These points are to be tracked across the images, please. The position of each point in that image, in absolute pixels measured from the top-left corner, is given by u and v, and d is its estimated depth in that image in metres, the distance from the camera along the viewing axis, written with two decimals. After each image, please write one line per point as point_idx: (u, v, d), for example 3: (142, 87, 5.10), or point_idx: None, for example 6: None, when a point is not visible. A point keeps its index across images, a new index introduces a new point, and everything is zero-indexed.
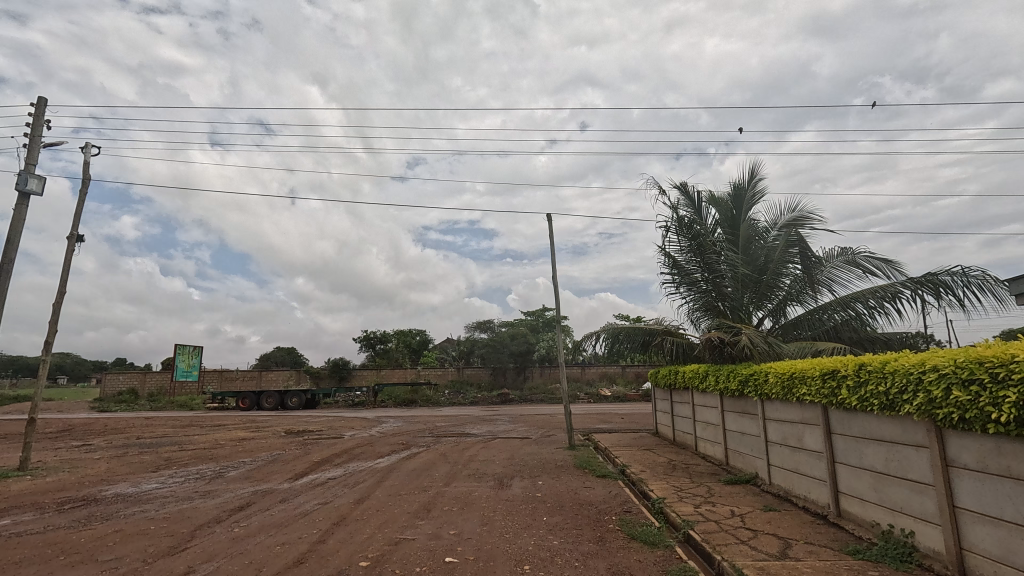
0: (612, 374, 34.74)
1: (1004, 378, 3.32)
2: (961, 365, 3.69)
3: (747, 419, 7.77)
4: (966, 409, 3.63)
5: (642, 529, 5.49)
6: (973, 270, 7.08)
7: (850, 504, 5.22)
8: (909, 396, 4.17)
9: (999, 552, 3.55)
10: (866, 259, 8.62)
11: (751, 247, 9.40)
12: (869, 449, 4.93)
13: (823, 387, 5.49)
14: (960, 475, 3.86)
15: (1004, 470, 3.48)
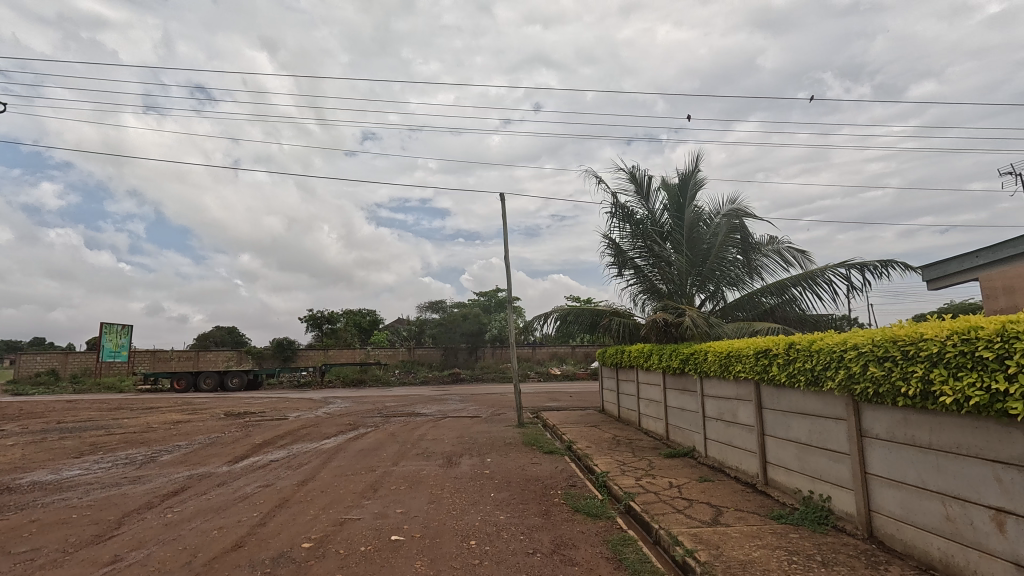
0: (562, 355, 35.42)
1: (912, 355, 3.62)
2: (878, 344, 3.98)
3: (688, 396, 8.13)
4: (879, 383, 3.93)
5: (585, 502, 5.68)
6: (894, 261, 7.65)
7: (776, 473, 5.61)
8: (831, 372, 4.49)
9: (901, 512, 3.92)
10: (790, 251, 9.20)
11: (694, 235, 9.77)
12: (794, 423, 5.29)
13: (756, 364, 5.82)
14: (872, 444, 4.20)
15: (909, 439, 3.82)
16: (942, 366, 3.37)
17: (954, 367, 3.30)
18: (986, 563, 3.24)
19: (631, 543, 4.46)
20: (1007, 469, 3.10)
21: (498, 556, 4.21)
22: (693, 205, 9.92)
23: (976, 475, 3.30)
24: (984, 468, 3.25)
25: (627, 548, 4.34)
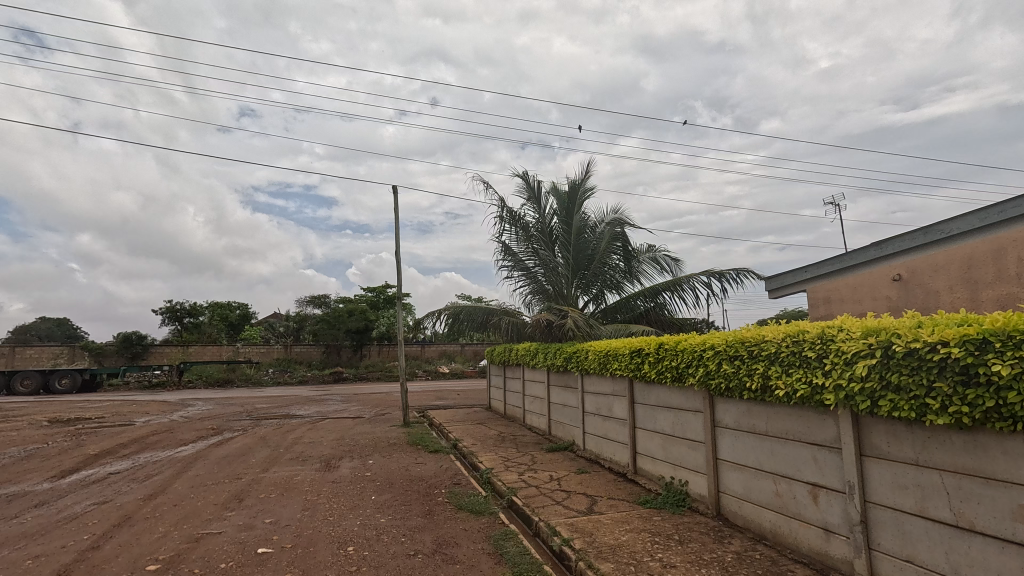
0: (451, 353, 35.30)
1: (756, 354, 4.17)
2: (730, 344, 4.52)
3: (569, 392, 8.56)
4: (730, 379, 4.47)
5: (469, 499, 5.71)
6: (746, 272, 8.75)
7: (643, 462, 6.12)
8: (692, 370, 5.01)
9: (742, 491, 4.50)
10: (665, 259, 10.08)
11: (581, 240, 10.28)
12: (660, 416, 5.82)
13: (630, 362, 6.30)
14: (722, 433, 4.76)
15: (751, 427, 4.39)
16: (777, 364, 3.92)
17: (785, 365, 3.85)
18: (803, 531, 3.84)
19: (512, 536, 4.57)
20: (822, 450, 3.70)
21: (377, 561, 4.07)
22: (580, 212, 10.44)
23: (799, 456, 3.89)
24: (805, 450, 3.83)
25: (508, 542, 4.45)
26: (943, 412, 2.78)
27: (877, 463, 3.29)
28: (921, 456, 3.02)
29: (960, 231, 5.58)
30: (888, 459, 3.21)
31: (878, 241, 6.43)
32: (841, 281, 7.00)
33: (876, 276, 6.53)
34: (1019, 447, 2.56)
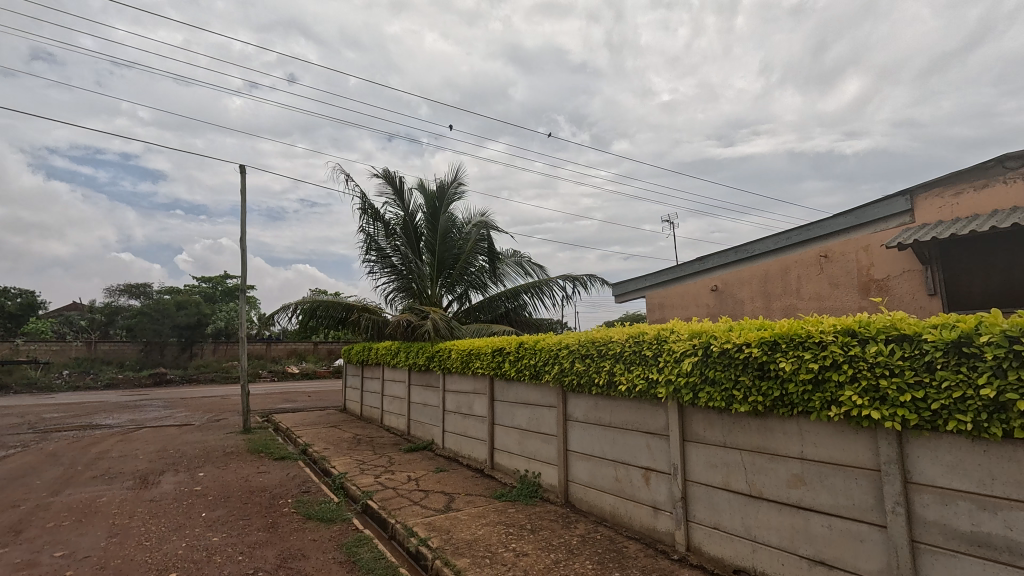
0: (302, 352, 32.68)
1: (603, 352, 4.58)
2: (582, 344, 4.89)
3: (430, 391, 8.51)
4: (581, 376, 4.85)
5: (319, 507, 5.36)
6: (596, 277, 9.56)
7: (500, 457, 6.35)
8: (548, 367, 5.33)
9: (587, 479, 4.91)
10: (529, 264, 10.55)
11: (446, 239, 10.27)
12: (518, 412, 6.08)
13: (492, 360, 6.49)
14: (572, 426, 5.15)
15: (597, 420, 4.81)
16: (621, 362, 4.35)
17: (628, 362, 4.30)
18: (637, 511, 4.32)
19: (366, 542, 4.40)
20: (654, 438, 4.20)
21: None
22: (447, 212, 10.41)
23: (636, 444, 4.36)
24: (641, 439, 4.31)
25: (362, 548, 4.27)
26: (745, 401, 3.34)
27: (696, 447, 3.83)
28: (728, 439, 3.60)
29: (760, 252, 6.78)
30: (704, 442, 3.77)
31: (702, 257, 7.51)
32: (672, 289, 8.02)
33: (699, 287, 7.61)
34: (795, 427, 3.19)
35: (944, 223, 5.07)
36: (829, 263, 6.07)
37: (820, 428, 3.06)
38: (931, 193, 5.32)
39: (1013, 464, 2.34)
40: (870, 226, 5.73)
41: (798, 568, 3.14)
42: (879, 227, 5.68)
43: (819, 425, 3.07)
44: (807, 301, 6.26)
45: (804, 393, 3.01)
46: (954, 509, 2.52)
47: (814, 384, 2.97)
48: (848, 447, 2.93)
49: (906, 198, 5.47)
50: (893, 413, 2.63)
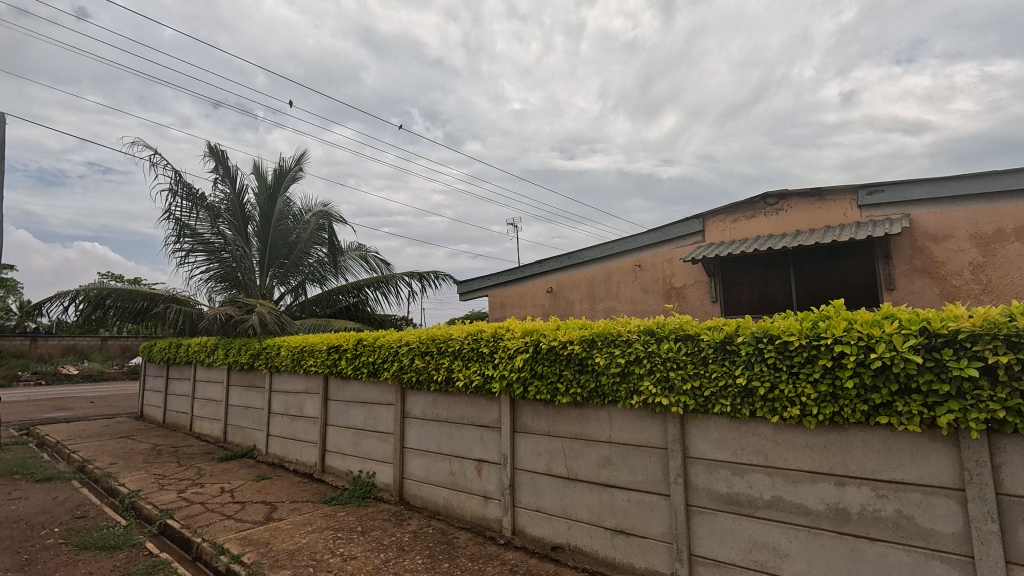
0: (84, 349, 26.87)
1: (443, 349, 4.66)
2: (422, 340, 4.90)
3: (253, 392, 7.70)
4: (420, 373, 4.86)
5: (100, 533, 4.50)
6: (443, 276, 9.62)
7: (332, 459, 6.03)
8: (387, 364, 5.24)
9: (422, 475, 4.94)
10: (374, 258, 10.18)
11: (281, 226, 9.45)
12: (353, 411, 5.84)
13: (327, 358, 6.13)
14: (410, 423, 5.13)
15: (435, 416, 4.87)
16: (459, 358, 4.47)
17: (466, 359, 4.43)
18: (469, 501, 4.48)
19: (163, 567, 3.82)
20: (487, 431, 4.39)
21: None
22: (284, 199, 9.56)
23: (470, 438, 4.52)
24: (475, 432, 4.49)
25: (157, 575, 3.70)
26: (567, 393, 3.70)
27: (524, 437, 4.12)
28: (552, 428, 3.94)
29: (589, 258, 7.53)
30: (531, 432, 4.07)
31: (540, 260, 8.06)
32: (513, 289, 8.47)
33: (536, 288, 8.16)
34: (606, 415, 3.63)
35: (725, 244, 6.23)
36: (642, 271, 7.00)
37: (625, 414, 3.53)
38: (717, 218, 6.49)
39: (756, 436, 2.98)
40: (674, 242, 6.77)
41: (604, 538, 3.58)
42: (680, 243, 6.74)
43: (624, 411, 3.54)
44: (624, 304, 7.12)
45: (614, 385, 3.45)
46: (717, 475, 3.12)
47: (621, 376, 3.41)
48: (645, 430, 3.43)
49: (700, 221, 6.60)
50: (678, 399, 3.15)
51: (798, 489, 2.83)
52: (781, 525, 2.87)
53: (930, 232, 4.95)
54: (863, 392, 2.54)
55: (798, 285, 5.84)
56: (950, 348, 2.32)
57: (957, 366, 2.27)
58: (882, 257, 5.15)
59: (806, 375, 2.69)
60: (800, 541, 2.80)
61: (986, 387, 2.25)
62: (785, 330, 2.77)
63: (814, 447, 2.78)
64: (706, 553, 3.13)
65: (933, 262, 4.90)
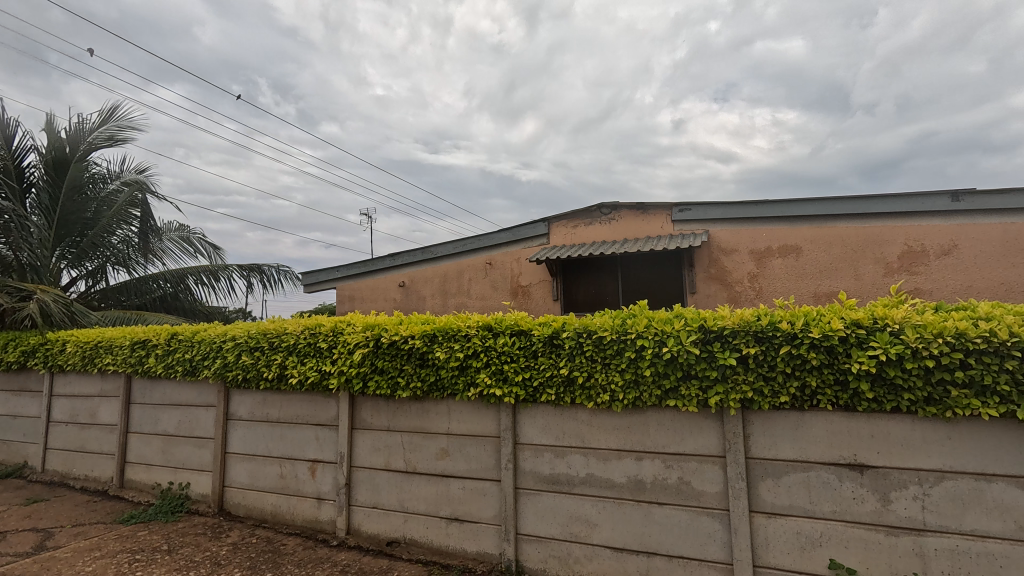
0: None
1: (275, 345, 4.32)
2: (251, 335, 4.48)
3: (25, 398, 6.29)
4: (248, 370, 4.45)
5: None
6: (286, 269, 8.89)
7: (134, 472, 5.22)
8: (209, 362, 4.69)
9: (247, 481, 4.54)
10: (198, 241, 9.00)
11: (76, 198, 7.79)
12: (164, 415, 5.11)
13: (132, 355, 5.28)
14: (234, 426, 4.66)
15: (264, 416, 4.50)
16: (294, 354, 4.20)
17: (301, 354, 4.18)
18: (299, 505, 4.24)
19: None
20: (323, 429, 4.20)
21: None
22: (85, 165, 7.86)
23: (304, 438, 4.27)
24: (310, 431, 4.25)
25: None
26: (407, 387, 3.71)
27: (363, 433, 4.03)
28: (391, 423, 3.91)
29: (442, 254, 7.58)
30: (370, 428, 3.99)
31: (393, 254, 7.90)
32: (363, 282, 8.17)
33: (387, 282, 7.98)
34: (445, 408, 3.72)
35: (565, 247, 6.77)
36: (492, 269, 7.27)
37: (463, 406, 3.66)
38: (560, 223, 7.02)
39: (575, 421, 3.32)
40: (522, 242, 7.16)
41: (439, 527, 3.67)
42: (528, 244, 7.15)
43: (462, 404, 3.66)
44: (474, 300, 7.31)
45: (453, 378, 3.55)
46: (542, 458, 3.41)
47: (460, 370, 3.53)
48: (481, 421, 3.60)
49: (546, 224, 7.08)
50: (510, 390, 3.37)
51: (606, 466, 3.22)
52: (592, 498, 3.24)
53: (722, 246, 5.96)
54: (657, 378, 2.99)
55: (624, 286, 6.61)
56: (719, 341, 2.85)
57: (722, 356, 2.80)
58: (687, 265, 6.04)
59: (615, 365, 3.08)
60: (607, 511, 3.19)
61: (741, 372, 2.82)
62: (600, 326, 3.13)
63: (620, 428, 3.19)
64: (531, 530, 3.39)
65: (723, 271, 5.91)
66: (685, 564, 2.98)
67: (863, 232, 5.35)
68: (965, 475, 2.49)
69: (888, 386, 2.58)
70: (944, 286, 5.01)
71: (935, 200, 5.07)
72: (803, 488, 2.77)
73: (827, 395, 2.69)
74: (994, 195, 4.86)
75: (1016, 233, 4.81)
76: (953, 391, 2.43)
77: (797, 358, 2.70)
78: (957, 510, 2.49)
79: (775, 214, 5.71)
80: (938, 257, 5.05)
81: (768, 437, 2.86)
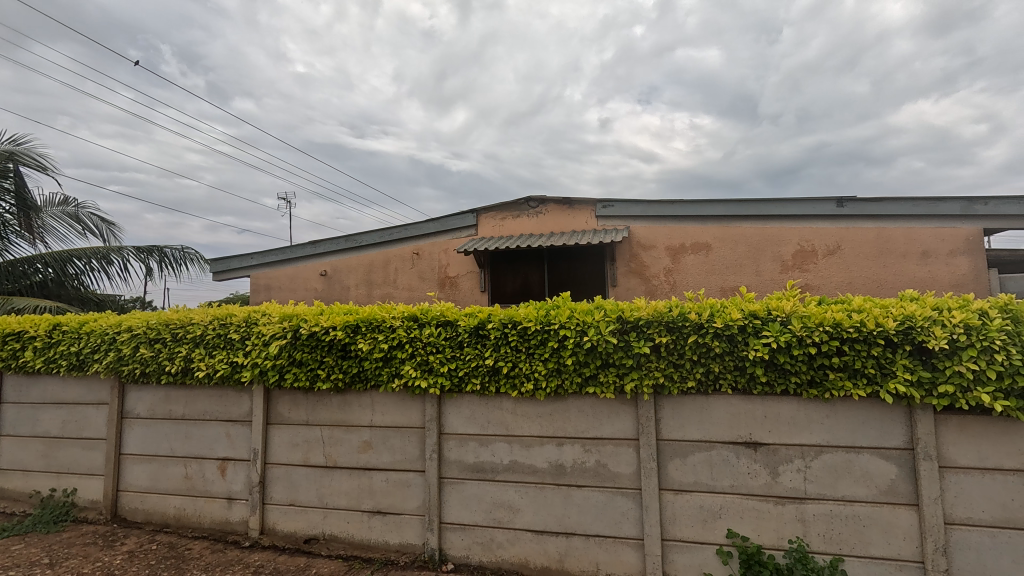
0: None
1: (180, 337, 4.00)
2: (150, 326, 4.11)
3: None
4: (147, 364, 4.09)
5: None
6: (190, 250, 8.20)
7: (8, 479, 4.63)
8: (100, 355, 4.26)
9: (146, 484, 4.18)
10: (88, 218, 8.07)
11: None
12: (44, 415, 4.57)
13: (3, 349, 4.66)
14: (131, 425, 4.27)
15: (166, 414, 4.16)
16: (202, 346, 3.91)
17: (210, 347, 3.90)
18: (207, 506, 3.98)
19: None
20: (234, 425, 3.96)
21: None
22: None
23: (212, 435, 4.01)
24: (219, 428, 4.00)
25: None
26: (328, 380, 3.59)
27: (279, 429, 3.85)
28: (310, 417, 3.77)
29: (367, 243, 7.36)
30: (287, 423, 3.83)
31: (314, 241, 7.55)
32: (281, 271, 7.74)
33: (308, 271, 7.62)
34: (368, 400, 3.64)
35: (494, 239, 6.82)
36: (419, 260, 7.17)
37: (387, 398, 3.61)
38: (488, 215, 7.06)
39: (499, 410, 3.38)
40: (450, 232, 7.13)
41: (361, 521, 3.61)
42: (456, 235, 7.12)
43: (386, 395, 3.61)
44: (401, 290, 7.17)
45: (377, 369, 3.48)
46: (466, 447, 3.44)
47: (384, 361, 3.47)
48: (405, 412, 3.56)
49: (475, 215, 7.09)
50: (435, 380, 3.36)
51: (529, 452, 3.31)
52: (515, 484, 3.33)
53: (642, 241, 6.28)
54: (578, 367, 3.12)
55: (550, 277, 6.79)
56: (635, 331, 3.02)
57: (637, 345, 2.97)
58: (609, 259, 6.31)
59: (539, 355, 3.17)
60: (529, 496, 3.30)
61: (654, 360, 3.01)
62: (525, 317, 3.20)
63: (543, 415, 3.30)
64: (454, 519, 3.43)
65: (642, 266, 6.23)
66: (601, 541, 3.15)
67: (764, 232, 5.86)
68: (839, 449, 2.84)
69: (779, 371, 2.87)
70: (829, 282, 5.60)
71: (824, 205, 5.66)
72: (707, 466, 3.02)
73: (728, 380, 2.94)
74: (872, 203, 5.50)
75: (887, 236, 5.47)
76: (831, 374, 2.75)
77: (703, 346, 2.93)
78: (832, 479, 2.83)
79: (689, 213, 6.10)
80: (826, 256, 5.64)
81: (677, 420, 3.08)
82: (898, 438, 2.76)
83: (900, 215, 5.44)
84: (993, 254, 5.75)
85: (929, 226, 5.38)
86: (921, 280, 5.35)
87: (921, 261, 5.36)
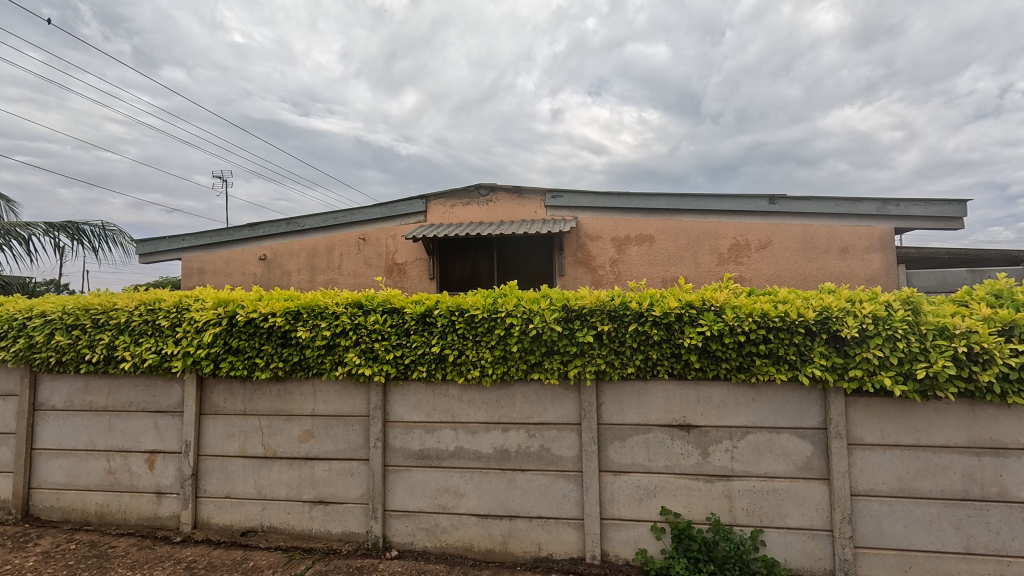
0: None
1: (102, 323, 3.73)
2: (67, 312, 3.80)
3: None
4: (63, 352, 3.79)
5: None
6: (110, 227, 7.55)
7: None
8: (7, 343, 3.90)
9: (63, 480, 3.90)
10: None
11: None
12: None
13: None
14: (45, 417, 3.96)
15: (86, 405, 3.88)
16: (127, 334, 3.67)
17: (136, 334, 3.67)
18: (133, 501, 3.77)
19: None
20: (164, 416, 3.75)
21: None
22: None
23: (139, 427, 3.78)
24: (147, 420, 3.78)
25: None
26: (267, 368, 3.47)
27: (213, 419, 3.69)
28: (247, 407, 3.63)
29: (311, 226, 7.10)
30: (222, 413, 3.67)
31: (253, 223, 7.20)
32: (216, 254, 7.34)
33: (246, 254, 7.27)
34: (310, 389, 3.55)
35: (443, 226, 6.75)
36: (365, 245, 7.00)
37: (329, 387, 3.53)
38: (437, 202, 6.99)
39: (446, 397, 3.39)
40: (398, 219, 7.01)
41: (302, 512, 3.54)
42: (404, 221, 7.01)
43: (329, 384, 3.53)
44: (345, 277, 6.97)
45: (319, 356, 3.40)
46: (411, 435, 3.44)
47: (326, 349, 3.39)
48: (349, 401, 3.51)
49: (423, 202, 7.00)
50: (380, 368, 3.33)
51: (475, 438, 3.35)
52: (460, 470, 3.36)
53: (589, 232, 6.42)
54: (523, 354, 3.18)
55: (499, 266, 6.81)
56: (579, 319, 3.11)
57: (581, 332, 3.06)
58: (557, 249, 6.41)
59: (486, 342, 3.21)
60: (474, 481, 3.34)
61: (597, 347, 3.11)
62: (472, 305, 3.22)
63: (489, 402, 3.34)
64: (399, 506, 3.42)
65: (589, 256, 6.38)
66: (543, 523, 3.25)
67: (703, 226, 6.14)
68: (762, 429, 3.06)
69: (711, 357, 3.04)
70: (760, 275, 5.96)
71: (757, 202, 6.00)
72: (643, 448, 3.17)
73: (666, 366, 3.09)
74: (799, 202, 5.90)
75: (812, 234, 5.88)
76: (757, 360, 2.95)
77: (643, 334, 3.05)
78: (755, 457, 3.06)
79: (635, 206, 6.29)
80: (758, 250, 5.99)
81: (617, 405, 3.21)
82: (813, 418, 3.00)
83: (824, 214, 5.86)
84: (902, 251, 6.30)
85: (848, 225, 5.82)
86: (840, 275, 5.79)
87: (841, 256, 5.80)
